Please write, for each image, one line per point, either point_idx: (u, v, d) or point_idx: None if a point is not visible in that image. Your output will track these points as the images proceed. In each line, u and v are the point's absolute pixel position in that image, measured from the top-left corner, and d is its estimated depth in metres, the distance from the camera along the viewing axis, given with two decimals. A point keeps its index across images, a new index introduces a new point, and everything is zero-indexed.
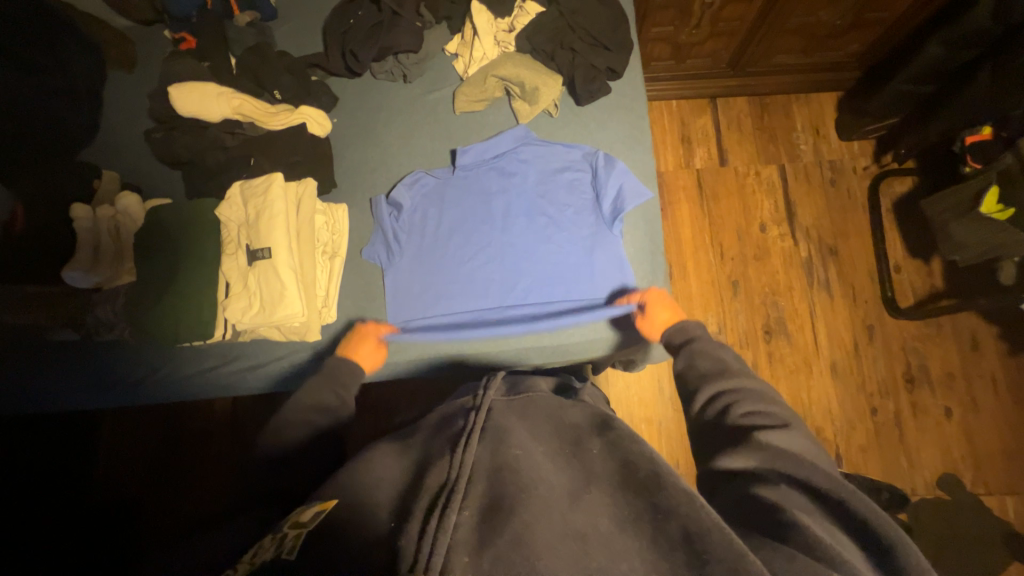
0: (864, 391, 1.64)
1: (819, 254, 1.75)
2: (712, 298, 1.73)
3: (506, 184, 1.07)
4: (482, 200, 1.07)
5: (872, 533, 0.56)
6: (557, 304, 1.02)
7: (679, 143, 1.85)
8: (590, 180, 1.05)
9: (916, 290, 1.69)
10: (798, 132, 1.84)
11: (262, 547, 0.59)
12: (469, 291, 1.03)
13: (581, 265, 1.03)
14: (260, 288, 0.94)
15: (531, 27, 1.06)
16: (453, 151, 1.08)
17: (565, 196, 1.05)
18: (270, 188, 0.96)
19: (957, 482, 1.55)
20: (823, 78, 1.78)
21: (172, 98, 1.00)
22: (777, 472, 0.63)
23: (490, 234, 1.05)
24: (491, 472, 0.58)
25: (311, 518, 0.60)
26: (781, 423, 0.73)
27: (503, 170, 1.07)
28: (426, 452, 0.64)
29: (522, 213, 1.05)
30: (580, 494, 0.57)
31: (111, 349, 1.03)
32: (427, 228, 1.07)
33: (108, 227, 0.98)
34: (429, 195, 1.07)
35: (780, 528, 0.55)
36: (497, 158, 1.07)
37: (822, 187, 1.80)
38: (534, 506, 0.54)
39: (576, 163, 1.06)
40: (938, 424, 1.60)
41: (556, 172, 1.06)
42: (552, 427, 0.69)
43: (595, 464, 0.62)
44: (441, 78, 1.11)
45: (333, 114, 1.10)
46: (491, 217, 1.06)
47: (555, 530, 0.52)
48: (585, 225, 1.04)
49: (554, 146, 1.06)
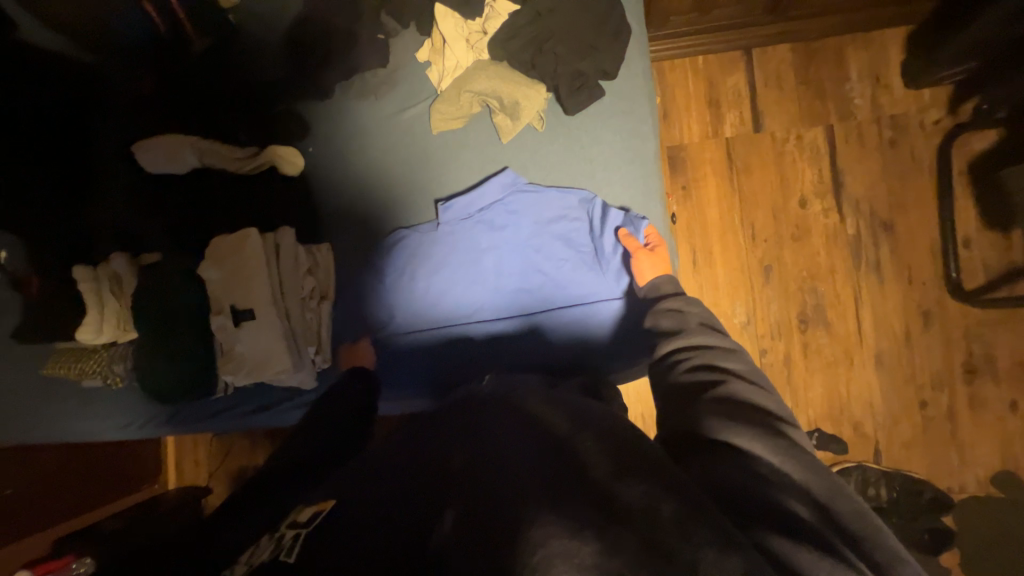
0: (914, 383, 1.49)
1: (870, 230, 1.53)
2: (740, 285, 1.58)
3: (497, 240, 0.95)
4: (471, 255, 0.95)
5: (848, 527, 0.52)
6: (560, 349, 0.94)
7: (705, 108, 1.62)
8: (587, 231, 0.93)
9: (988, 267, 1.47)
10: (853, 82, 1.56)
11: (258, 548, 0.62)
12: (463, 352, 0.97)
13: (586, 323, 0.94)
14: (249, 347, 0.92)
15: (505, 29, 0.92)
16: (437, 202, 0.99)
17: (560, 249, 0.94)
18: (247, 242, 0.92)
19: (1016, 481, 1.42)
20: (886, 12, 1.48)
21: (139, 155, 0.99)
22: (762, 456, 0.59)
23: (484, 295, 0.95)
24: (483, 461, 0.57)
25: (309, 517, 0.64)
26: (751, 382, 0.69)
27: (491, 224, 0.95)
28: (420, 453, 0.66)
29: (517, 269, 0.95)
30: (579, 482, 0.51)
31: (130, 397, 1.09)
32: (416, 292, 0.97)
33: (106, 286, 1.00)
34: (414, 255, 0.97)
35: (778, 518, 0.52)
36: (484, 211, 0.95)
37: (878, 148, 1.54)
38: (528, 501, 0.50)
39: (571, 211, 0.94)
40: (1001, 418, 1.45)
41: (550, 223, 0.94)
42: (542, 411, 0.65)
43: (586, 446, 0.57)
44: (414, 91, 1.00)
45: (306, 143, 1.02)
46: (482, 276, 0.95)
47: (552, 525, 0.47)
48: (585, 282, 0.93)
49: (546, 192, 0.94)
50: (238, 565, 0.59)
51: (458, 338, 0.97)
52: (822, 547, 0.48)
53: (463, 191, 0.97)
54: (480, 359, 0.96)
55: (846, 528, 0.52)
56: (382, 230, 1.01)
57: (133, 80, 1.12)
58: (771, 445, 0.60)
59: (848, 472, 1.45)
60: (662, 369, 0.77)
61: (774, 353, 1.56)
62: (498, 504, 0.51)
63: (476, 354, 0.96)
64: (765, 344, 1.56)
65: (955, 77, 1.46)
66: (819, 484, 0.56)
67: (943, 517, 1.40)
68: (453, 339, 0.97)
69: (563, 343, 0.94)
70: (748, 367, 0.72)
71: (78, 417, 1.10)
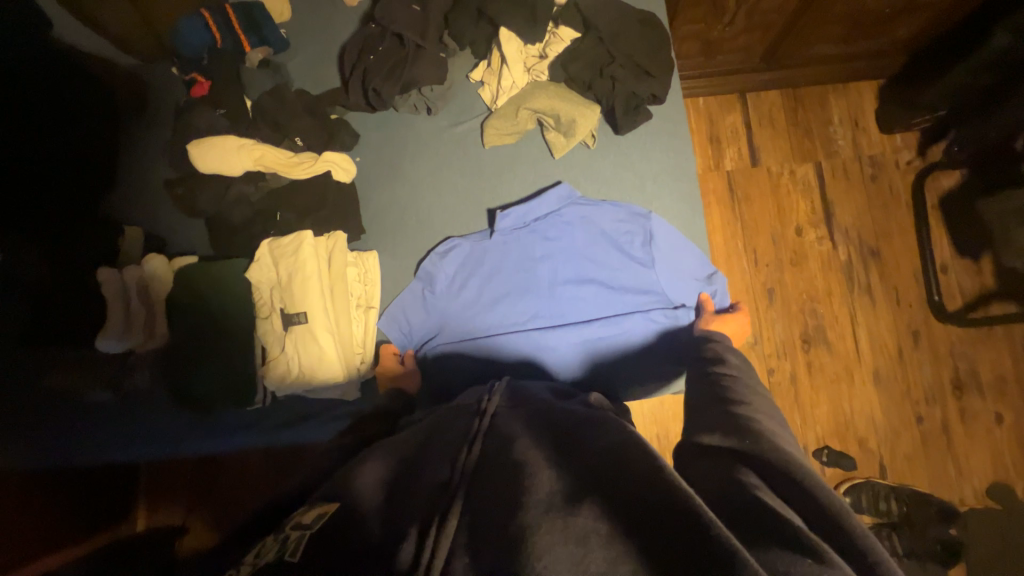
0: (910, 398, 1.58)
1: (860, 257, 1.67)
2: (747, 306, 1.66)
3: (550, 249, 0.98)
4: (524, 263, 0.98)
5: (839, 530, 0.51)
6: (568, 369, 0.94)
7: (707, 142, 1.76)
8: (642, 244, 0.97)
9: (963, 291, 1.62)
10: (836, 125, 1.74)
11: (264, 547, 0.57)
12: (506, 355, 0.94)
13: (640, 333, 0.96)
14: (297, 354, 0.92)
15: (566, 55, 1.00)
16: (491, 211, 1.01)
17: (615, 259, 0.98)
18: (301, 247, 0.94)
19: (1008, 490, 1.51)
20: (861, 67, 1.68)
21: (191, 156, 0.97)
22: (757, 461, 0.60)
23: (538, 304, 0.97)
24: (494, 474, 0.60)
25: (314, 519, 0.58)
26: (770, 413, 0.71)
27: (544, 234, 0.98)
28: (425, 456, 0.68)
29: (570, 278, 0.98)
30: (580, 497, 0.54)
31: (142, 412, 1.00)
32: (466, 296, 0.99)
33: (139, 289, 0.96)
34: (465, 262, 0.99)
35: (756, 518, 0.51)
36: (539, 220, 0.98)
37: (862, 183, 1.71)
38: (534, 509, 0.53)
39: (625, 223, 0.98)
40: (989, 431, 1.55)
41: (605, 234, 0.98)
42: (552, 431, 0.69)
43: (587, 460, 0.60)
44: (467, 108, 1.05)
45: (355, 153, 1.04)
46: (536, 284, 0.98)
47: (557, 533, 0.50)
48: (640, 292, 0.97)
49: (601, 206, 0.98)
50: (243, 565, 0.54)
51: (461, 344, 0.96)
52: (804, 547, 0.46)
53: (519, 201, 1.00)
54: (519, 364, 0.93)
55: (846, 534, 0.50)
56: (431, 238, 1.01)
57: (172, 87, 1.12)
58: (774, 451, 0.61)
59: (859, 488, 1.49)
60: (691, 385, 0.81)
61: (782, 371, 1.62)
62: (503, 511, 0.54)
63: (484, 357, 0.95)
64: (773, 363, 1.63)
65: (923, 124, 1.66)
66: (825, 495, 0.54)
67: (950, 530, 1.46)
68: (501, 342, 0.95)
69: (613, 349, 0.96)
70: (766, 400, 0.74)
71: (69, 430, 1.00)
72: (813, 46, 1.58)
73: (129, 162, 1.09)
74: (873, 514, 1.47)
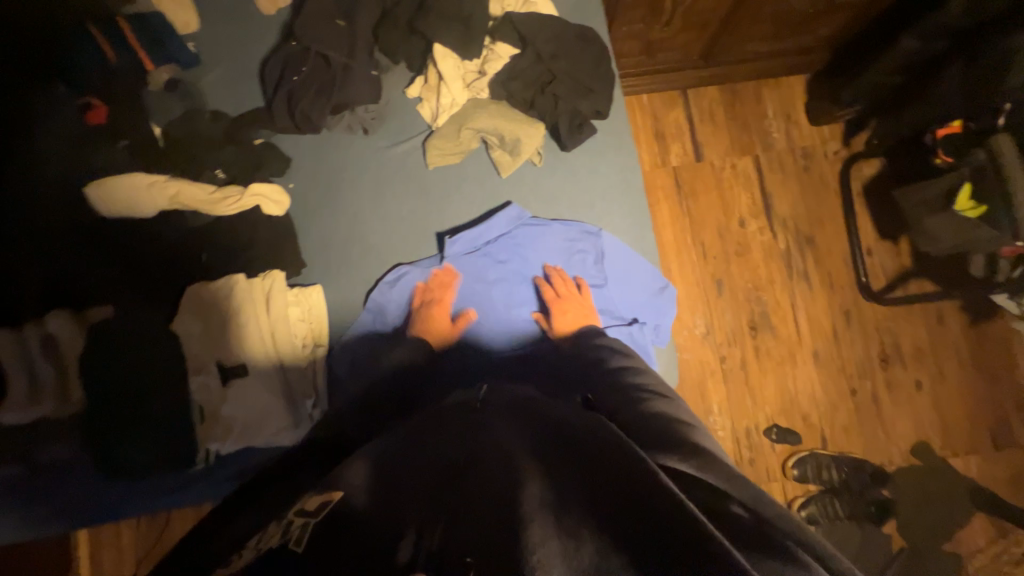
0: (845, 373, 1.72)
1: (797, 244, 1.77)
2: (699, 299, 1.72)
3: (503, 272, 0.97)
4: (478, 286, 0.96)
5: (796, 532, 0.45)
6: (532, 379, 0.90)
7: (653, 139, 1.79)
8: (594, 262, 0.97)
9: (886, 270, 1.77)
10: (770, 118, 1.82)
11: (267, 535, 0.61)
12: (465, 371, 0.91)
13: None
14: (240, 408, 0.87)
15: (505, 72, 0.98)
16: (440, 236, 0.97)
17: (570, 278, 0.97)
18: (234, 291, 0.89)
19: (929, 448, 1.68)
20: (791, 63, 1.76)
21: (92, 202, 0.91)
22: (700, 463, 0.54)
23: (494, 329, 0.95)
24: (481, 473, 0.55)
25: (317, 506, 0.61)
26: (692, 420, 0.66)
27: (496, 257, 0.97)
28: (415, 460, 0.64)
29: (525, 300, 0.96)
30: (563, 492, 0.49)
31: (59, 485, 0.88)
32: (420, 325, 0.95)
33: (42, 351, 0.87)
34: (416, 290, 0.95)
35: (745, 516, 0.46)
36: (490, 244, 0.96)
37: (796, 173, 1.80)
38: (527, 503, 0.47)
39: (577, 242, 0.97)
40: (911, 396, 1.72)
41: (557, 254, 0.97)
42: (539, 421, 0.66)
43: (574, 448, 0.56)
44: (406, 126, 0.99)
45: (287, 179, 0.96)
46: (492, 308, 0.96)
47: (550, 528, 0.44)
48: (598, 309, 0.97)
49: (551, 225, 0.97)
50: (246, 554, 0.59)
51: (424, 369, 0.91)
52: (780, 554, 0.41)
53: (467, 224, 0.97)
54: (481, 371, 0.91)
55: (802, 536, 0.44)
56: (378, 267, 0.96)
57: (63, 111, 0.98)
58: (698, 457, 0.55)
59: (805, 460, 1.62)
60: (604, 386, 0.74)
61: (733, 358, 1.71)
62: (490, 508, 0.48)
63: (445, 382, 0.89)
64: (724, 351, 1.71)
65: (848, 116, 1.76)
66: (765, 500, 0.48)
67: (882, 489, 1.62)
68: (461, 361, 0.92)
69: None
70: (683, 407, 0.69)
71: None
72: (746, 44, 1.63)
73: (19, 200, 0.95)
74: (817, 483, 1.61)
